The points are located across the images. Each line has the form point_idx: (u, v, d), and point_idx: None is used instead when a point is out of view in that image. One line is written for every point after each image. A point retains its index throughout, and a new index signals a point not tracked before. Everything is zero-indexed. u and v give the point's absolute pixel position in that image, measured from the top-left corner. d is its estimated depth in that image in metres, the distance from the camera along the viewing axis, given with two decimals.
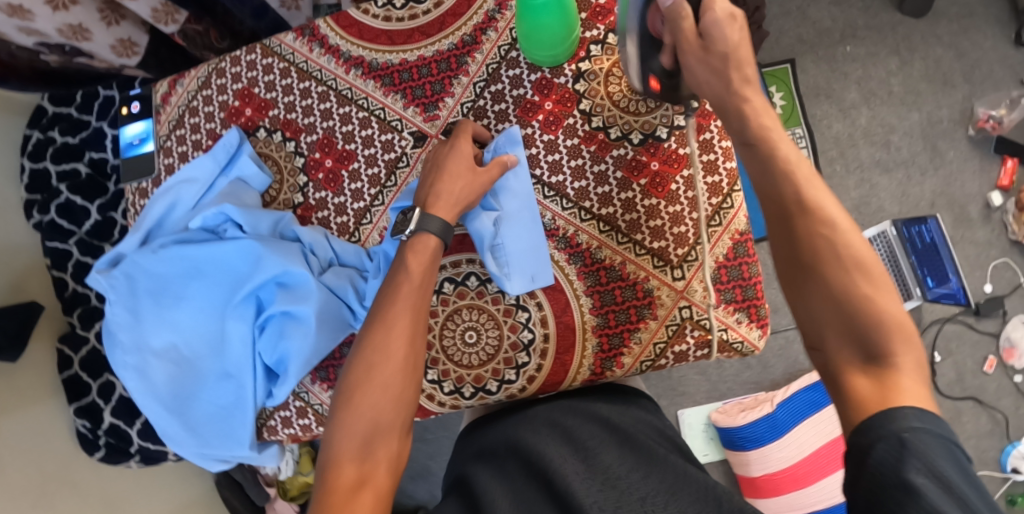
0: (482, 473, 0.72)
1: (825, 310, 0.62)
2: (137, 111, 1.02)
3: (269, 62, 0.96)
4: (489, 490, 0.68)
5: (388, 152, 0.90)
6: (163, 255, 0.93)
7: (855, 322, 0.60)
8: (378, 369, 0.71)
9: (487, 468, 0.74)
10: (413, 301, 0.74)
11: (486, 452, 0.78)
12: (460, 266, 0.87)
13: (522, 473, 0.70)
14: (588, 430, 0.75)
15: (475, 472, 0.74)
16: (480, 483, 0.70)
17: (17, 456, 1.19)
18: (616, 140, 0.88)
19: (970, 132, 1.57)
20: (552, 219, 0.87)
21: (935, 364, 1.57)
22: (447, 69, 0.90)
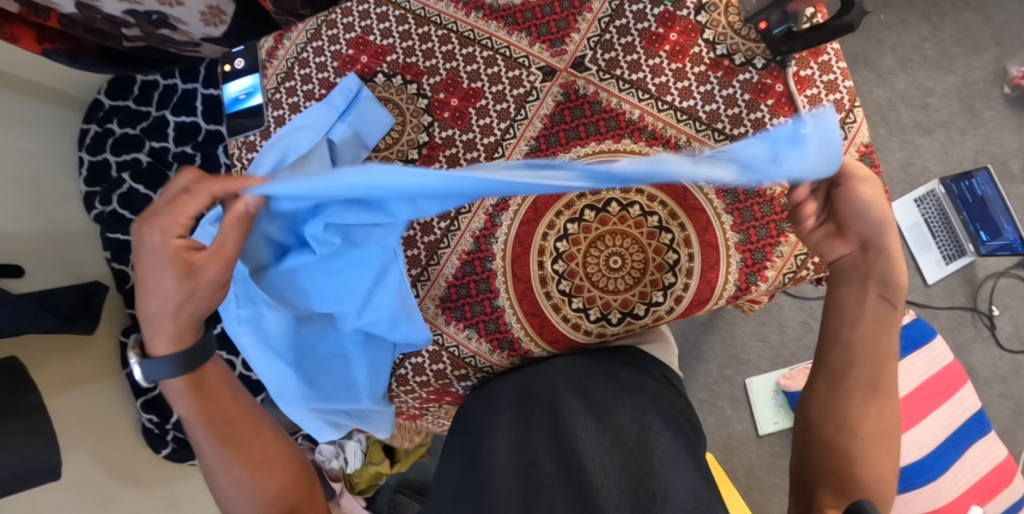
0: (499, 421, 0.77)
1: (840, 406, 0.73)
2: (242, 67, 1.01)
3: (383, 11, 0.95)
4: (497, 445, 0.73)
5: (516, 87, 0.92)
6: None
7: (855, 434, 0.71)
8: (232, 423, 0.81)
9: (507, 415, 0.79)
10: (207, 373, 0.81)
11: (512, 398, 0.82)
12: (600, 194, 0.87)
13: (533, 427, 0.74)
14: (606, 389, 0.76)
15: (492, 420, 0.78)
16: (492, 434, 0.75)
17: (78, 449, 1.17)
18: (741, 66, 0.90)
19: (1005, 91, 1.64)
20: (687, 142, 0.91)
21: (994, 318, 1.62)
22: (569, 6, 0.91)
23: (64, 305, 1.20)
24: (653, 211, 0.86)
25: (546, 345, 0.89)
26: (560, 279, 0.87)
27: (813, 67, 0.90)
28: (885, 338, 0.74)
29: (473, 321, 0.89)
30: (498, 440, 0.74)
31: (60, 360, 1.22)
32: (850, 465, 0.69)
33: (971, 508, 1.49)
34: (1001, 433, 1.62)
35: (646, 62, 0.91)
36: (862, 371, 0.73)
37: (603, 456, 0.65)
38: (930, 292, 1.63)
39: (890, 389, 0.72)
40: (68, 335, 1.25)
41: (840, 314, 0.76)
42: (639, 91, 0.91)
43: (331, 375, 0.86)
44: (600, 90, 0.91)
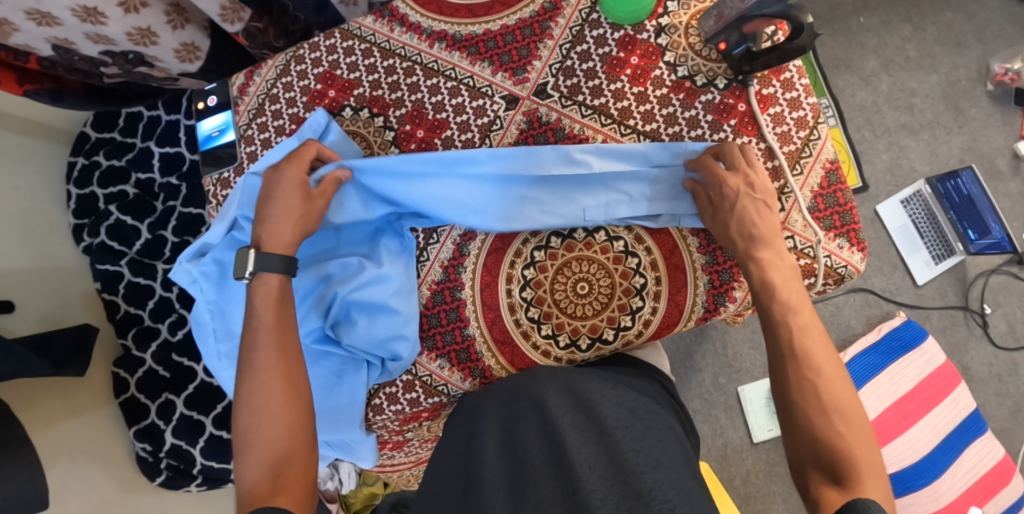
0: (488, 421, 0.81)
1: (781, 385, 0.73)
2: (215, 104, 1.02)
3: (349, 44, 0.97)
4: (487, 448, 0.77)
5: (481, 117, 0.93)
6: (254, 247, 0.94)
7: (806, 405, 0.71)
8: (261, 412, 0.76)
9: (493, 414, 0.83)
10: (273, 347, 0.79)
11: (498, 393, 0.86)
12: None
13: (522, 421, 0.79)
14: (592, 385, 0.81)
15: (482, 422, 0.82)
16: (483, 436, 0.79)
17: (73, 487, 1.19)
18: (702, 87, 0.91)
19: (989, 88, 1.63)
20: None
21: (986, 316, 1.61)
22: (531, 34, 0.93)
23: (59, 350, 1.22)
24: (618, 236, 0.87)
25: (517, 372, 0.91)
26: (528, 307, 0.88)
27: (774, 85, 0.90)
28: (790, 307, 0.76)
29: (445, 350, 0.90)
30: (487, 440, 0.78)
31: (58, 399, 1.26)
32: (813, 427, 0.70)
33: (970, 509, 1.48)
34: (998, 432, 1.60)
35: (608, 87, 0.91)
36: (788, 345, 0.74)
37: (590, 451, 0.70)
38: (921, 293, 1.61)
39: (818, 351, 0.73)
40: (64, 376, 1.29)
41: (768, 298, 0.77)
42: (602, 116, 0.91)
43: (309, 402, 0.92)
44: (563, 117, 0.92)
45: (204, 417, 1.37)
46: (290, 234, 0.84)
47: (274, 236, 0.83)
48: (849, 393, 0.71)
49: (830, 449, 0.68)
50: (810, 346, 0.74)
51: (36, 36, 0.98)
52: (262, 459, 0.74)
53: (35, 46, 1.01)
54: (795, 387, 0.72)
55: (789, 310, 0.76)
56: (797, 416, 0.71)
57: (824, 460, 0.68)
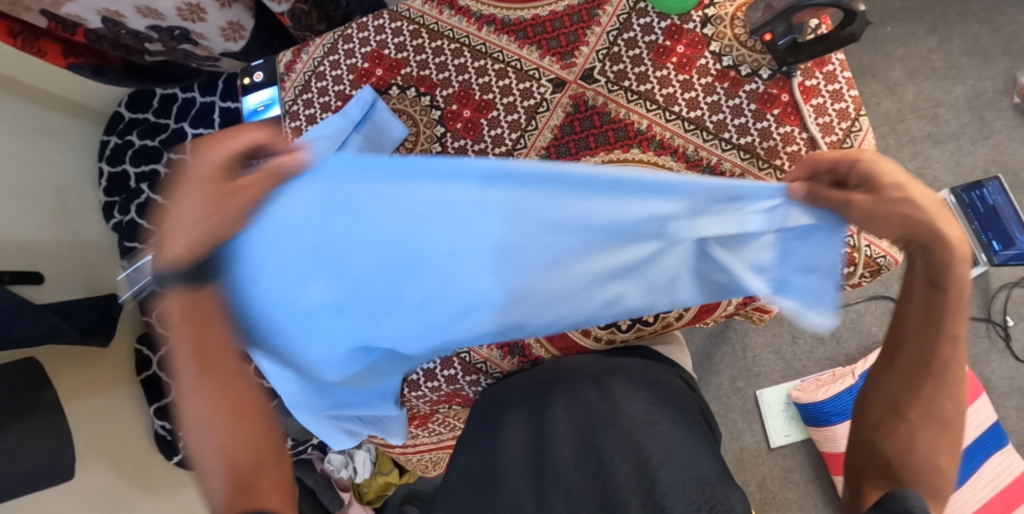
0: (511, 417, 0.81)
1: (898, 392, 0.71)
2: (262, 80, 1.04)
3: (398, 25, 0.99)
4: (513, 441, 0.77)
5: (527, 99, 0.94)
6: None
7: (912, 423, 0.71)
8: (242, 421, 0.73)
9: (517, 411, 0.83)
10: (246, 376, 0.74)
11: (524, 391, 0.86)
12: None
13: (548, 416, 0.79)
14: (619, 381, 0.80)
15: (507, 419, 0.82)
16: (508, 434, 0.79)
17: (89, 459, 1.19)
18: (747, 76, 0.92)
19: (1015, 100, 1.65)
20: (695, 152, 0.92)
21: (1009, 328, 1.60)
22: (579, 21, 0.94)
23: (83, 319, 1.24)
24: None
25: (558, 352, 0.91)
26: None
27: (818, 77, 0.92)
28: (949, 321, 0.68)
29: None
30: (512, 433, 0.79)
31: (81, 369, 1.26)
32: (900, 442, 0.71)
33: None
34: (1019, 446, 1.59)
35: (654, 74, 0.93)
36: (928, 358, 0.69)
37: (612, 448, 0.71)
38: None
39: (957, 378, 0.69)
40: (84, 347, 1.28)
41: (938, 314, 0.68)
42: (647, 102, 0.92)
43: None
44: (609, 102, 0.93)
45: None
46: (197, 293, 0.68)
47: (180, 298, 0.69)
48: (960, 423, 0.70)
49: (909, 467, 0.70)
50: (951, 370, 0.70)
51: (88, 7, 1.00)
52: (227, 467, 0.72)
53: (85, 18, 1.03)
54: (914, 401, 0.71)
55: (950, 319, 0.67)
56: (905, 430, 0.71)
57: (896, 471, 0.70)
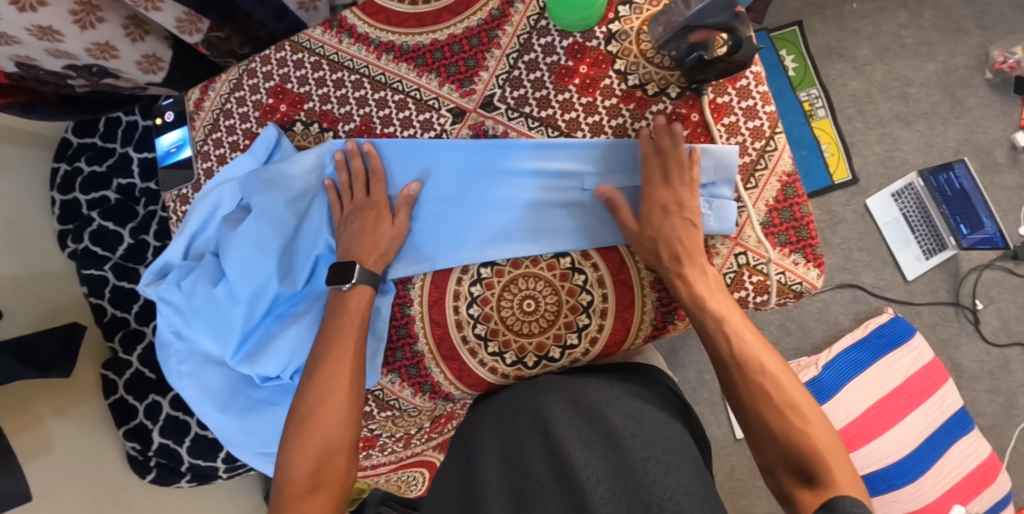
0: (489, 444, 0.79)
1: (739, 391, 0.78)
2: (172, 120, 1.03)
3: (299, 57, 0.95)
4: (488, 464, 0.75)
5: (427, 131, 0.91)
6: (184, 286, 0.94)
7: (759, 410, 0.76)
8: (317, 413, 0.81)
9: (494, 433, 0.81)
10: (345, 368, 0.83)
11: (498, 411, 0.84)
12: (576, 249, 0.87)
13: (527, 438, 0.76)
14: (597, 393, 0.78)
15: (481, 444, 0.80)
16: (482, 459, 0.76)
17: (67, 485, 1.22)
18: (654, 96, 0.88)
19: (988, 76, 1.57)
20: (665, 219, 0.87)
21: (978, 312, 1.55)
22: (478, 44, 0.90)
23: (47, 352, 1.26)
24: (565, 253, 0.86)
25: (468, 390, 0.90)
26: (474, 323, 0.87)
27: (730, 93, 0.87)
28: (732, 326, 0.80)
29: (396, 366, 0.91)
30: (489, 460, 0.76)
31: (54, 397, 1.30)
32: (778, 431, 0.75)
33: (954, 507, 1.44)
34: (988, 428, 1.54)
35: (555, 98, 0.89)
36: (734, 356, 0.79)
37: (596, 465, 0.67)
38: (911, 289, 1.57)
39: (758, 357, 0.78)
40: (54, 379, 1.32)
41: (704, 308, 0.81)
42: (549, 128, 0.89)
43: (266, 420, 0.98)
44: (509, 130, 0.90)
45: (188, 417, 1.44)
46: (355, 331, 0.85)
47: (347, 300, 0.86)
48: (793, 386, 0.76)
49: (792, 446, 0.74)
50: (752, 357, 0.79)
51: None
52: (308, 450, 0.79)
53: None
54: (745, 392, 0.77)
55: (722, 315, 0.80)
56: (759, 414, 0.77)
57: (794, 462, 0.73)
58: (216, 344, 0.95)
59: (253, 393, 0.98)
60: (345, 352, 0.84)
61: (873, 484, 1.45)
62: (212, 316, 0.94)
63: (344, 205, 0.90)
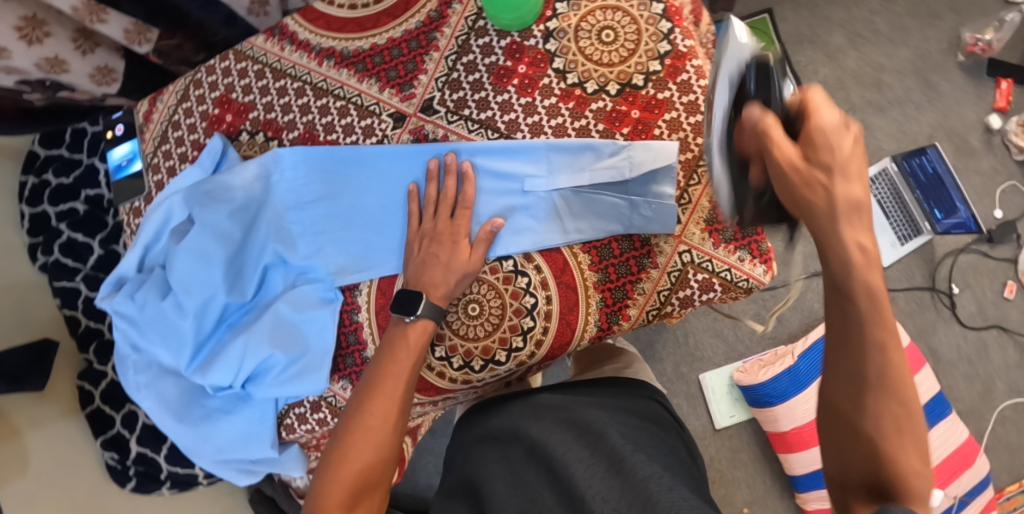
0: (490, 468, 0.83)
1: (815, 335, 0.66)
2: (122, 133, 1.04)
3: (244, 66, 0.95)
4: (496, 486, 0.79)
5: (369, 137, 0.91)
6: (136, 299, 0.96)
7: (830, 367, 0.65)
8: (354, 444, 0.79)
9: (493, 457, 0.86)
10: (384, 411, 0.80)
11: (491, 436, 0.90)
12: (531, 259, 0.86)
13: (528, 462, 0.81)
14: (593, 416, 0.85)
15: (483, 467, 0.84)
16: (487, 482, 0.81)
17: (43, 492, 1.25)
18: (593, 94, 0.88)
19: (960, 59, 1.55)
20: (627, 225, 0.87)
21: (955, 297, 1.53)
22: (417, 47, 0.90)
23: (17, 367, 1.30)
24: (508, 256, 0.86)
25: (418, 394, 0.91)
26: None
27: (670, 88, 0.88)
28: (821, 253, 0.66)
29: (347, 372, 0.92)
30: (494, 484, 0.80)
31: (37, 408, 1.34)
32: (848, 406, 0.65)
33: (933, 492, 1.44)
34: (967, 413, 1.52)
35: (494, 99, 0.88)
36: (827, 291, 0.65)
37: (601, 484, 0.73)
38: (886, 275, 1.55)
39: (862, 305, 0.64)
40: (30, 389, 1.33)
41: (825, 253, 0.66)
42: (489, 130, 0.88)
43: (221, 428, 0.98)
44: (449, 133, 0.89)
45: None
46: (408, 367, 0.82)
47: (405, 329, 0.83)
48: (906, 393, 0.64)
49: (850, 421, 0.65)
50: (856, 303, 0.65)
51: None
52: (345, 484, 0.77)
53: None
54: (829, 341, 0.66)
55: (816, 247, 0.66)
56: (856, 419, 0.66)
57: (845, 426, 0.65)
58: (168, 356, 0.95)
59: (208, 402, 0.99)
60: (395, 390, 0.81)
61: None
62: (162, 328, 0.94)
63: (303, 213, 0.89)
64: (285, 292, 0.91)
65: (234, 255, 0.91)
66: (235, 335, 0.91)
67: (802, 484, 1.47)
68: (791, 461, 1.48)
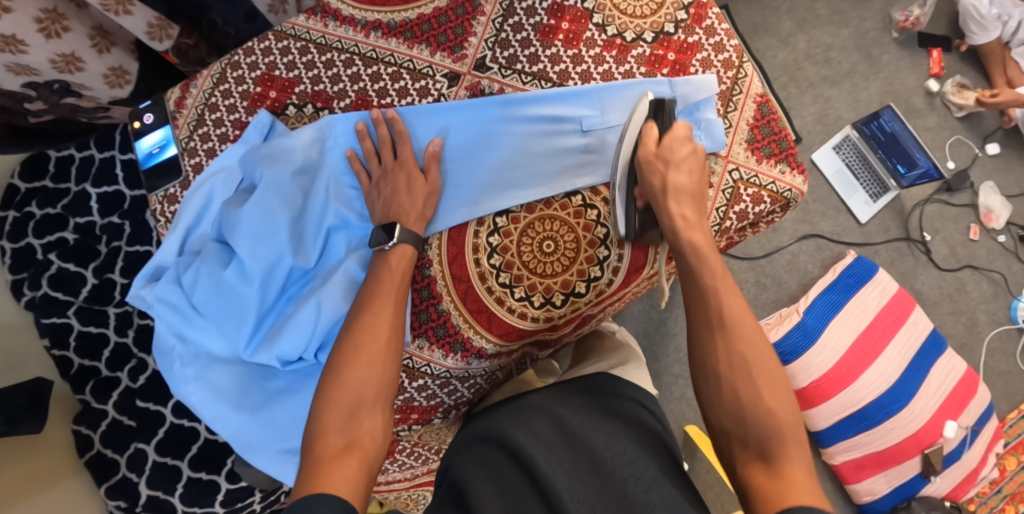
0: (473, 470, 0.81)
1: (708, 357, 0.76)
2: (151, 121, 1.00)
3: (285, 45, 0.96)
4: (478, 484, 0.78)
5: (425, 97, 0.95)
6: (184, 282, 0.91)
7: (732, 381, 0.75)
8: (348, 368, 0.78)
9: (476, 459, 0.84)
10: (384, 332, 0.81)
11: (482, 438, 0.88)
12: (598, 192, 0.91)
13: (511, 465, 0.80)
14: (579, 420, 0.84)
15: (464, 468, 0.83)
16: (470, 481, 0.79)
17: None
18: (633, 42, 0.94)
19: (895, 35, 1.74)
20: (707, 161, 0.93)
21: (928, 243, 1.68)
22: (463, 13, 0.95)
23: (13, 407, 1.14)
24: (575, 192, 0.91)
25: (497, 341, 0.90)
26: (498, 273, 0.89)
27: (699, 32, 0.94)
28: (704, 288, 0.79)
29: (422, 329, 0.90)
30: (476, 483, 0.78)
31: (24, 463, 1.16)
32: (749, 420, 0.73)
33: (946, 423, 1.53)
34: (959, 349, 1.67)
35: (544, 53, 0.94)
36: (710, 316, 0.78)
37: (581, 487, 0.74)
38: (866, 231, 1.68)
39: (738, 325, 0.77)
40: (19, 438, 1.18)
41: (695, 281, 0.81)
42: (542, 81, 0.94)
43: (284, 411, 0.93)
44: (505, 87, 0.94)
45: (180, 461, 1.27)
46: (389, 309, 0.82)
47: (395, 254, 0.85)
48: (766, 358, 0.75)
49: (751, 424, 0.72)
50: (735, 323, 0.77)
51: None
52: (339, 405, 0.76)
53: None
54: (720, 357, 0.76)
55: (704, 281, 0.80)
56: (723, 388, 0.75)
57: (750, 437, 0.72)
58: (228, 336, 0.92)
59: (267, 385, 0.94)
60: (383, 310, 0.82)
61: (873, 414, 1.52)
62: (221, 306, 0.91)
63: (373, 173, 0.90)
64: (353, 254, 0.91)
65: (294, 220, 0.90)
66: (304, 301, 0.89)
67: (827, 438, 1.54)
68: (814, 416, 1.55)
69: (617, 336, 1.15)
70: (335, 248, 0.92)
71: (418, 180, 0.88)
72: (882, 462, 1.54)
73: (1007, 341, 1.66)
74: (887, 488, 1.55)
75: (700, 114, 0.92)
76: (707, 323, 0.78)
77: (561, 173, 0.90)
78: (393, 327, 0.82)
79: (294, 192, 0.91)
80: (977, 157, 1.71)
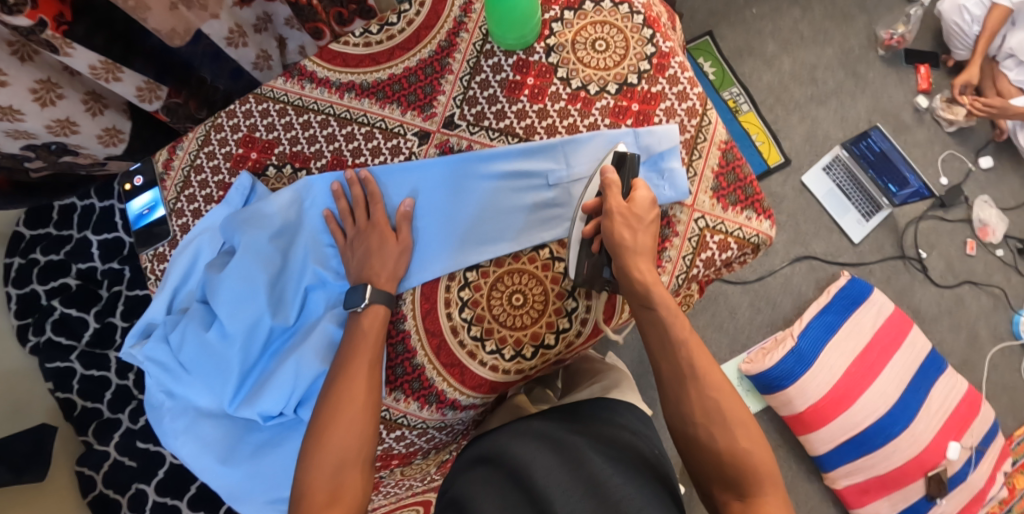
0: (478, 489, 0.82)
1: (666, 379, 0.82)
2: (142, 183, 1.05)
3: (264, 107, 1.00)
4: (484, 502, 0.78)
5: (397, 155, 0.98)
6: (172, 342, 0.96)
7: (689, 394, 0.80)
8: (331, 429, 0.82)
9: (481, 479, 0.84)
10: (364, 389, 0.84)
11: (485, 458, 0.89)
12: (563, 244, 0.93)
13: (515, 483, 0.81)
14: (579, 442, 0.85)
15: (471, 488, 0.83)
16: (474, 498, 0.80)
17: None
18: (596, 94, 0.96)
19: (880, 52, 1.74)
20: (670, 209, 0.95)
21: (924, 260, 1.66)
22: (432, 72, 0.98)
23: (17, 454, 1.18)
24: (543, 245, 0.93)
25: (473, 394, 0.93)
26: (469, 326, 0.92)
27: (662, 82, 0.96)
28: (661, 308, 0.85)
29: (398, 383, 0.93)
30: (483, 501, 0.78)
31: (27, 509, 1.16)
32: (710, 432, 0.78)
33: (950, 444, 1.52)
34: (962, 365, 1.65)
35: (510, 109, 0.97)
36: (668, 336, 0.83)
37: (577, 504, 0.74)
38: (859, 250, 1.67)
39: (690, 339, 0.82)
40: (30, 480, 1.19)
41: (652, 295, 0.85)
42: (509, 136, 0.97)
43: (270, 464, 0.97)
44: (473, 143, 0.97)
45: (178, 500, 1.32)
46: (365, 374, 0.85)
47: (369, 314, 0.89)
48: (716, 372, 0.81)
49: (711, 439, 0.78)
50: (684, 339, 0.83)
51: None
52: (325, 462, 0.80)
53: None
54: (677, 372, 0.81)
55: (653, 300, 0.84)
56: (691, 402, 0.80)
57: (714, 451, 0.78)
58: (214, 391, 0.96)
59: (253, 438, 0.97)
60: (359, 370, 0.85)
61: (873, 437, 1.52)
62: (207, 364, 0.95)
63: (348, 231, 0.94)
64: (330, 311, 0.95)
65: (275, 280, 0.94)
66: (284, 359, 0.92)
67: (828, 462, 1.54)
68: (812, 441, 1.54)
69: (606, 359, 1.16)
70: (313, 304, 0.96)
71: (388, 239, 0.91)
72: (885, 486, 1.53)
73: (1010, 356, 1.65)
74: (893, 511, 1.55)
75: (666, 164, 0.94)
76: (681, 383, 0.81)
77: (529, 226, 0.93)
78: (371, 386, 0.85)
79: (273, 253, 0.95)
80: (971, 171, 1.70)
